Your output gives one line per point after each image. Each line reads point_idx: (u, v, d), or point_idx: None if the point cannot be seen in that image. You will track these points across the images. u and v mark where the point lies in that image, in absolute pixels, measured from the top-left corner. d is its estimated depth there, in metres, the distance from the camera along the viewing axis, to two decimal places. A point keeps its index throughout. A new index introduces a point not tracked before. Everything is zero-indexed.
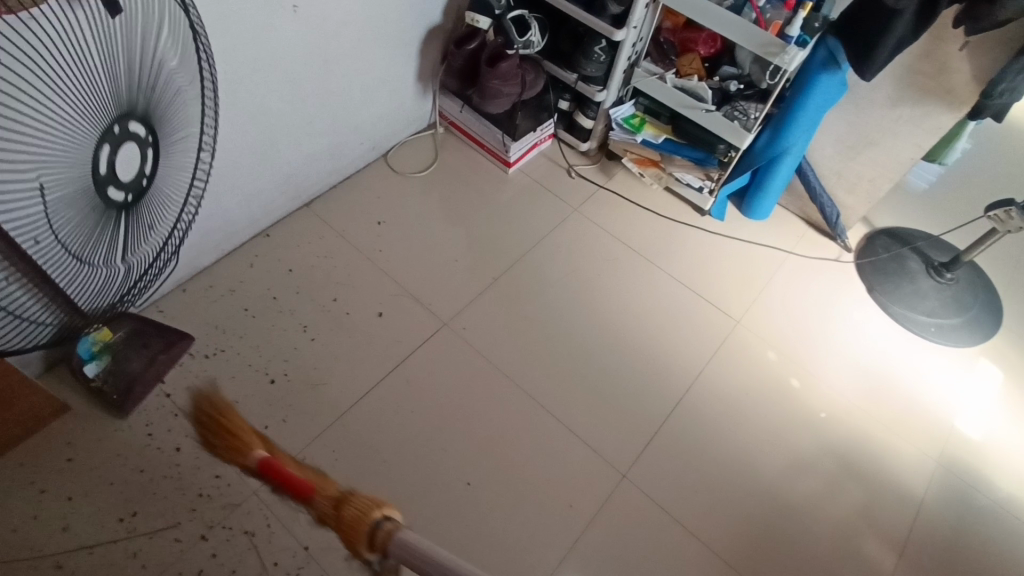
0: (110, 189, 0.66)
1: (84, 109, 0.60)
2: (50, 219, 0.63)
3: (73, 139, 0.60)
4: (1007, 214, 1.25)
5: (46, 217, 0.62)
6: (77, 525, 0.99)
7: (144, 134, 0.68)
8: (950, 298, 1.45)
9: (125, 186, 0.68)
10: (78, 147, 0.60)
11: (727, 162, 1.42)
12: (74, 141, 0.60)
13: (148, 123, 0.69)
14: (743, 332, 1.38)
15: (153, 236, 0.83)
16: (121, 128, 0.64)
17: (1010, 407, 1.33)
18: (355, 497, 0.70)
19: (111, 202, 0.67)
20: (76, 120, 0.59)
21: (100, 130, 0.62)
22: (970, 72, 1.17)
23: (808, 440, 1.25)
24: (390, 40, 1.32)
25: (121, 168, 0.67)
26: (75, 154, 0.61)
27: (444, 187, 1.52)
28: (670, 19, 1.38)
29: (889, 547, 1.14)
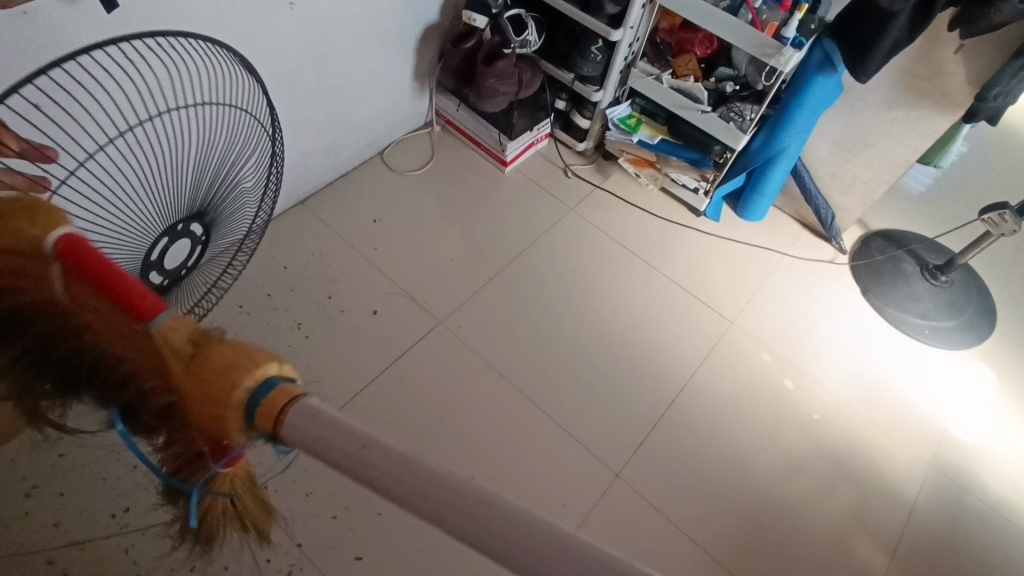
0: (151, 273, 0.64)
1: (153, 207, 0.62)
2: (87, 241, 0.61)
3: (136, 221, 0.61)
4: (1001, 217, 1.25)
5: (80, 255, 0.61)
6: (69, 521, 0.99)
7: (200, 234, 0.69)
8: (945, 300, 1.46)
9: (165, 270, 0.66)
10: (135, 243, 0.61)
11: (722, 163, 1.42)
12: (132, 232, 0.61)
13: (207, 224, 0.70)
14: (738, 333, 1.38)
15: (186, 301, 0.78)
16: (183, 226, 0.66)
17: (1003, 410, 1.33)
18: (223, 338, 0.46)
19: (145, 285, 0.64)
20: (142, 222, 0.61)
21: (162, 228, 0.63)
22: (965, 75, 1.17)
23: (801, 441, 1.25)
24: (387, 38, 1.31)
25: (168, 259, 0.67)
26: (138, 236, 0.61)
27: (440, 185, 1.52)
28: (667, 20, 1.38)
29: (881, 548, 1.14)
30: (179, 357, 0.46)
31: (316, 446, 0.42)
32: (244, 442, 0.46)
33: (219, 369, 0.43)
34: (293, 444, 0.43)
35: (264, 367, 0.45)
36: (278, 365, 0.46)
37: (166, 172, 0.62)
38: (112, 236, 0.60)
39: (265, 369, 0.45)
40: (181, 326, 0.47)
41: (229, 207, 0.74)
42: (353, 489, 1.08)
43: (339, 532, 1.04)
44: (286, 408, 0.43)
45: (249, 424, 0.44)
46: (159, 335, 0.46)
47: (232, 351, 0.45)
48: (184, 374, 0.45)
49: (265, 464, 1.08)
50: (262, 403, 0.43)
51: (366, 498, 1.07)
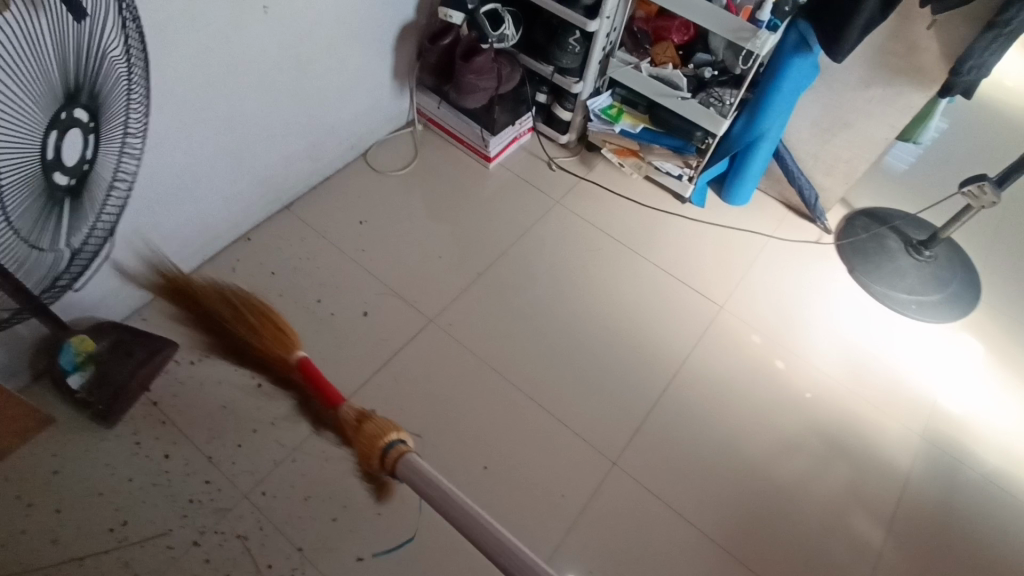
0: (54, 173, 0.78)
1: (32, 92, 0.70)
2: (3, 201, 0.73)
3: (31, 125, 0.72)
4: (981, 189, 1.27)
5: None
6: (66, 538, 0.98)
7: (86, 121, 0.79)
8: (929, 274, 1.47)
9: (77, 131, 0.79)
10: (30, 136, 0.72)
11: (705, 149, 1.42)
12: (28, 124, 0.71)
13: (92, 112, 0.80)
14: (728, 317, 1.39)
15: (85, 224, 0.90)
16: (66, 115, 0.75)
17: (990, 379, 1.35)
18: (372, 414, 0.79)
19: (54, 184, 0.79)
20: (31, 107, 0.71)
21: (49, 116, 0.73)
22: (939, 50, 1.18)
23: (794, 420, 1.26)
24: (364, 38, 1.31)
25: (66, 154, 0.78)
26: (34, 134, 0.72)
27: (426, 184, 1.51)
28: (643, 8, 1.39)
29: (877, 523, 1.16)
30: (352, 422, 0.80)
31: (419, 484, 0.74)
32: (376, 471, 0.79)
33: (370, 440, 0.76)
34: (404, 481, 0.76)
35: (390, 433, 0.77)
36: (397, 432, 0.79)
37: (30, 53, 0.70)
38: (7, 127, 0.69)
39: (390, 436, 0.77)
40: (352, 411, 0.81)
41: (103, 84, 0.82)
42: (352, 491, 1.08)
43: (340, 534, 1.04)
44: (397, 460, 0.76)
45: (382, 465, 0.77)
46: (345, 413, 0.81)
47: (378, 426, 0.78)
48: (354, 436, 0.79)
49: (262, 470, 1.08)
50: (387, 457, 0.76)
51: (364, 499, 1.08)
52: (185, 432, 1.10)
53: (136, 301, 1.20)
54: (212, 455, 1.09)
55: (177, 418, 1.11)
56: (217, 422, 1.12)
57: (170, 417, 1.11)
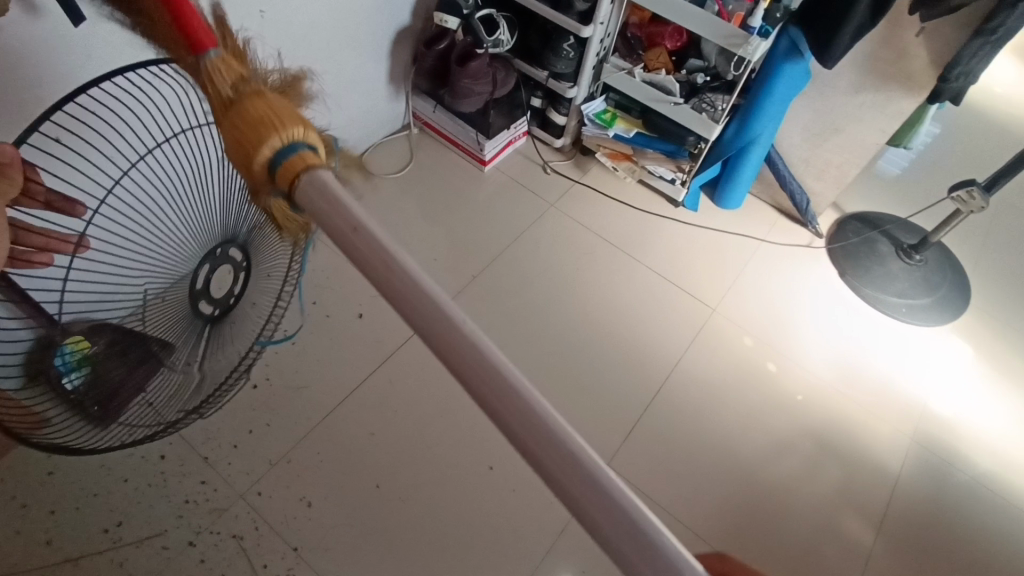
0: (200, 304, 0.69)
1: (188, 222, 0.69)
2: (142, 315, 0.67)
3: (179, 255, 0.69)
4: (969, 194, 1.28)
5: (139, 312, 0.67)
6: (61, 538, 0.99)
7: (241, 261, 0.72)
8: (919, 278, 1.49)
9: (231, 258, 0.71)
10: (171, 267, 0.69)
11: (697, 153, 1.44)
12: (173, 254, 0.69)
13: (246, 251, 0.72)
14: (720, 319, 1.40)
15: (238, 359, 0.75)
16: (221, 251, 0.70)
17: (980, 381, 1.37)
18: (256, 97, 0.55)
19: (200, 315, 0.69)
20: (178, 241, 0.68)
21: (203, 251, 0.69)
22: (928, 57, 1.20)
23: (785, 422, 1.27)
24: (360, 43, 1.32)
25: (214, 286, 0.71)
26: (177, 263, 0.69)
27: (421, 187, 1.52)
28: (637, 14, 1.40)
29: (868, 525, 1.17)
30: (225, 103, 0.56)
31: (320, 211, 0.53)
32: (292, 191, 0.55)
33: (247, 117, 0.54)
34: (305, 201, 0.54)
35: (274, 135, 0.54)
36: (304, 133, 0.56)
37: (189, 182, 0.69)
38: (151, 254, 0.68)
39: (272, 139, 0.54)
40: (226, 68, 0.56)
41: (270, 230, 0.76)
42: (346, 492, 1.09)
43: (335, 535, 1.04)
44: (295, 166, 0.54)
45: (269, 180, 0.55)
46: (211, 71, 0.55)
47: (263, 109, 0.55)
48: (222, 119, 0.56)
49: (258, 471, 1.09)
50: (283, 163, 0.54)
51: (359, 501, 1.08)
52: (181, 433, 1.11)
53: None
54: (208, 456, 1.09)
55: None
56: (212, 423, 1.12)
57: None
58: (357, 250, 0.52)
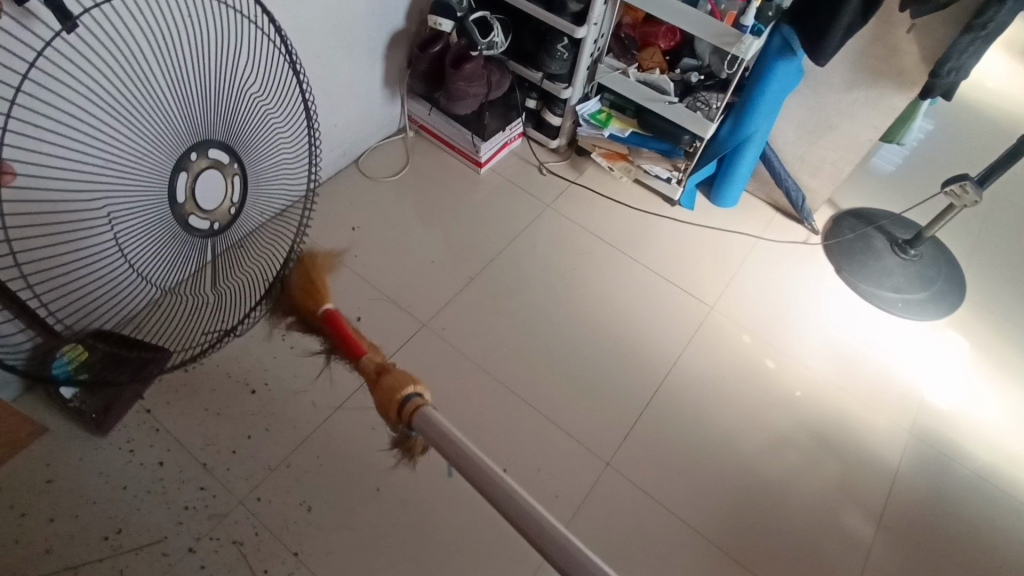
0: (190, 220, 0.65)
1: (158, 131, 0.61)
2: (120, 240, 0.63)
3: (153, 168, 0.61)
4: (963, 188, 1.29)
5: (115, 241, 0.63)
6: (60, 547, 0.98)
7: (227, 161, 0.67)
8: (915, 273, 1.50)
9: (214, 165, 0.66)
10: (150, 180, 0.61)
11: (692, 152, 1.44)
12: (145, 166, 0.61)
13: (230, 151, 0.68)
14: (718, 316, 1.41)
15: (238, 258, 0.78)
16: (200, 156, 0.64)
17: (977, 374, 1.38)
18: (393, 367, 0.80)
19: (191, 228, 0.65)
20: (152, 146, 0.61)
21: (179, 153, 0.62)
22: (919, 53, 1.21)
23: (784, 417, 1.28)
24: (354, 46, 1.32)
25: (203, 198, 0.65)
26: (153, 179, 0.61)
27: (418, 189, 1.53)
28: (630, 15, 1.41)
29: (868, 519, 1.17)
30: (370, 375, 0.81)
31: (428, 435, 0.75)
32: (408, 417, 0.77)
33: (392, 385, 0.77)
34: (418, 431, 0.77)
35: (407, 388, 0.77)
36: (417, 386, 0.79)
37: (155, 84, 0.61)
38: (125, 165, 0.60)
39: (407, 389, 0.77)
40: (377, 357, 0.84)
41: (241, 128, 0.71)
42: (347, 495, 1.08)
43: (337, 538, 1.04)
44: (414, 412, 0.77)
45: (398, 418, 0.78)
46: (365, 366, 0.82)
47: (401, 377, 0.78)
48: (373, 391, 0.79)
49: (257, 476, 1.08)
50: (408, 405, 0.77)
51: (360, 504, 1.08)
52: (180, 439, 1.10)
53: None
54: (207, 462, 1.09)
55: (172, 425, 1.12)
56: (211, 429, 1.12)
57: (164, 424, 1.11)
58: (450, 451, 0.73)
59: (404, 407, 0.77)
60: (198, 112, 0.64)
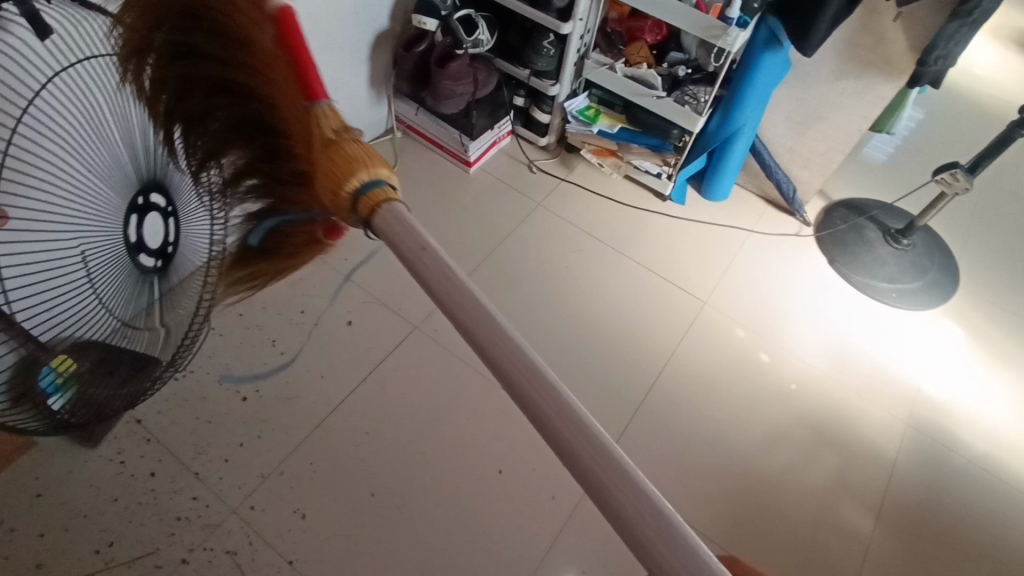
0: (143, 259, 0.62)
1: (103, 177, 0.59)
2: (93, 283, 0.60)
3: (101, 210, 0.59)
4: (953, 176, 1.28)
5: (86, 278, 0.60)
6: (51, 561, 0.97)
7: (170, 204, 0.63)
8: (908, 262, 1.50)
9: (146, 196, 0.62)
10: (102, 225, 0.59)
11: (682, 146, 1.43)
12: (98, 210, 0.59)
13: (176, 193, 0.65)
14: (712, 311, 1.40)
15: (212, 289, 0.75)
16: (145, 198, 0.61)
17: (972, 362, 1.37)
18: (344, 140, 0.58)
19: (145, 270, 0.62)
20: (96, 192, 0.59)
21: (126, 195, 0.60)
22: (906, 42, 1.20)
23: (780, 410, 1.27)
24: (338, 47, 1.31)
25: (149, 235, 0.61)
26: (108, 228, 0.59)
27: (407, 190, 1.51)
28: (616, 9, 1.39)
29: (866, 511, 1.16)
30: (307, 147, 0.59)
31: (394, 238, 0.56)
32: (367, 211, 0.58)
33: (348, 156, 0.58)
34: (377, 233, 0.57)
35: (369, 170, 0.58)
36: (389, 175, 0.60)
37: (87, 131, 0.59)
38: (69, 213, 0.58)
39: (380, 173, 0.58)
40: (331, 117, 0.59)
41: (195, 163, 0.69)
42: (342, 501, 1.07)
43: (332, 545, 1.03)
44: (379, 203, 0.57)
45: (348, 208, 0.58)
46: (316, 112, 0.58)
47: (360, 150, 0.59)
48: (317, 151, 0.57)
49: (250, 484, 1.07)
50: (367, 196, 0.57)
51: (355, 510, 1.07)
52: (171, 449, 1.09)
53: None
54: (199, 471, 1.07)
55: (162, 435, 1.10)
56: (202, 437, 1.11)
57: (155, 434, 1.10)
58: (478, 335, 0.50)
59: (366, 194, 0.57)
60: (135, 158, 0.61)
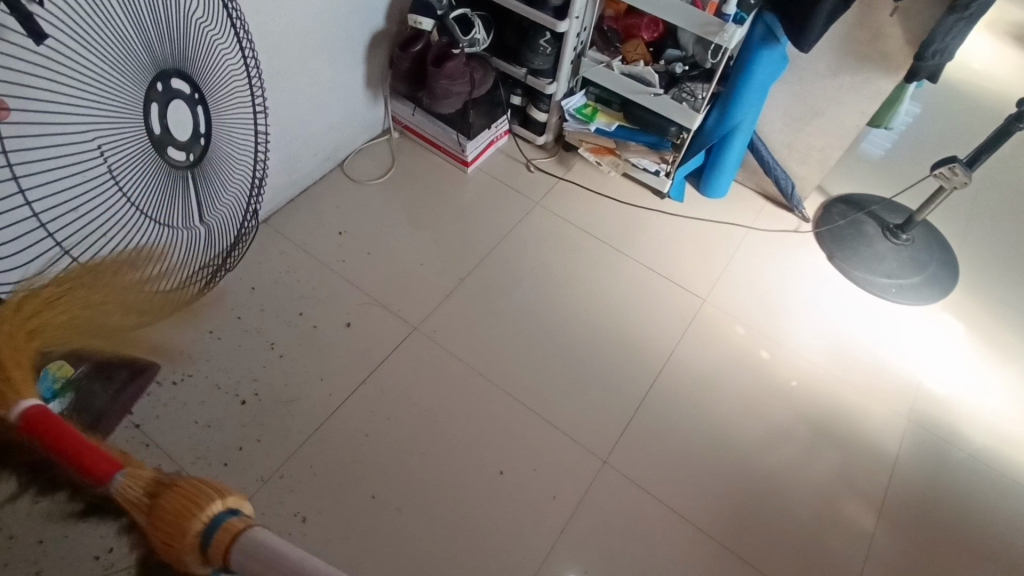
0: (167, 149, 0.67)
1: (122, 62, 0.60)
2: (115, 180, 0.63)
3: (124, 101, 0.61)
4: (952, 171, 1.28)
5: (110, 173, 0.62)
6: (49, 569, 0.93)
7: (189, 92, 0.69)
8: (907, 257, 1.49)
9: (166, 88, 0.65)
10: (127, 109, 0.61)
11: (680, 144, 1.43)
12: (119, 94, 0.61)
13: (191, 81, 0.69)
14: (712, 308, 1.40)
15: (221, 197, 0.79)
16: (163, 86, 0.65)
17: (972, 357, 1.37)
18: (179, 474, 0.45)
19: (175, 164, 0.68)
20: (121, 78, 0.61)
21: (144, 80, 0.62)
22: (903, 37, 1.20)
23: (781, 408, 1.27)
24: (334, 47, 1.30)
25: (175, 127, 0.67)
26: (129, 114, 0.62)
27: (404, 191, 1.51)
28: (612, 7, 1.40)
29: (868, 508, 1.16)
30: (141, 505, 0.45)
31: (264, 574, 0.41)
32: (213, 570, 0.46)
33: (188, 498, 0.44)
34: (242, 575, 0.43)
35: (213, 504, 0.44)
36: (224, 497, 0.45)
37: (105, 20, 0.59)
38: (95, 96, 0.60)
39: (212, 507, 0.44)
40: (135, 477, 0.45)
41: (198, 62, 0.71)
42: (342, 505, 1.07)
43: (333, 549, 1.03)
44: (229, 545, 0.43)
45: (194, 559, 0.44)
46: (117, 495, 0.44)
47: (182, 496, 0.44)
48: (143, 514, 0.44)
49: (250, 488, 1.07)
50: (211, 545, 0.43)
51: (356, 513, 1.06)
52: (170, 454, 1.08)
53: None
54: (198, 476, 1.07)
55: (161, 439, 1.09)
56: (201, 441, 1.10)
57: (153, 439, 1.09)
58: None
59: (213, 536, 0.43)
60: (153, 31, 0.63)
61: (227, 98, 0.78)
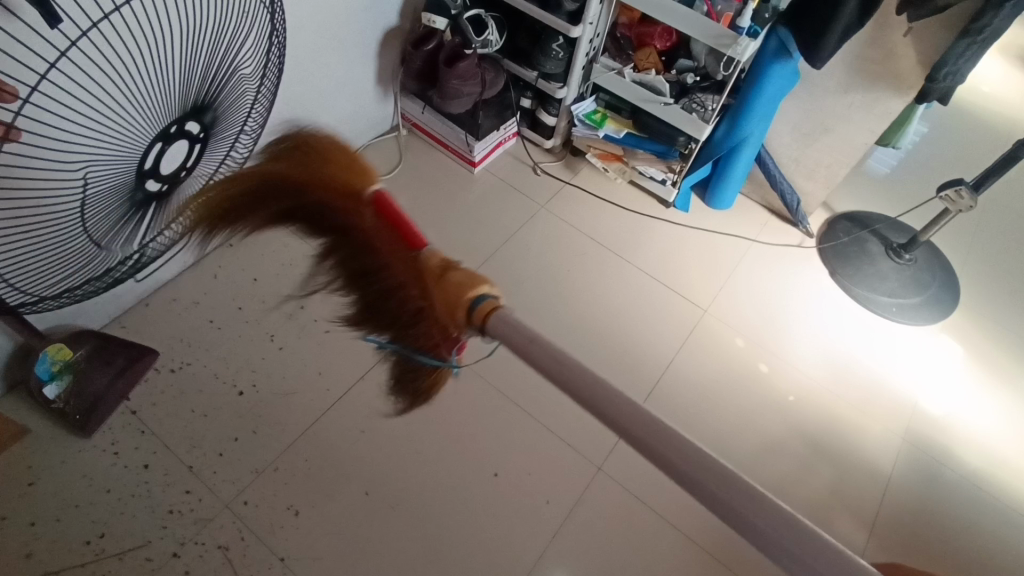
0: (147, 182, 0.68)
1: (151, 114, 0.62)
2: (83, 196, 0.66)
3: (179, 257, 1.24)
4: (958, 193, 1.28)
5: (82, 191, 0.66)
6: (41, 551, 0.96)
7: (198, 133, 0.69)
8: (909, 277, 1.50)
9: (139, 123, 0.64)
10: (133, 145, 0.63)
11: (688, 154, 1.43)
12: (126, 138, 0.62)
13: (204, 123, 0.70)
14: (712, 320, 1.40)
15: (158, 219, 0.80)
16: (178, 128, 0.66)
17: (971, 379, 1.37)
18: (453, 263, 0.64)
19: (143, 192, 0.69)
20: (143, 120, 0.61)
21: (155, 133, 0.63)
22: (915, 58, 1.20)
23: (777, 422, 1.27)
24: (346, 42, 1.30)
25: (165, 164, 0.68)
26: (127, 149, 0.63)
27: (409, 188, 1.51)
28: (626, 14, 1.39)
29: (860, 525, 1.16)
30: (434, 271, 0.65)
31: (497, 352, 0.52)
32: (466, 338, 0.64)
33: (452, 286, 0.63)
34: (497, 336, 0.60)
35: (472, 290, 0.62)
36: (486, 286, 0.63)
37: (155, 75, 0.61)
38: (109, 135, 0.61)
39: (480, 288, 0.62)
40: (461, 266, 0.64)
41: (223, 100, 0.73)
42: (335, 500, 1.07)
43: (324, 544, 1.03)
44: (489, 314, 0.61)
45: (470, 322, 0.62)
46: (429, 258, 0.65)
47: (463, 274, 0.63)
48: (433, 288, 0.62)
49: (243, 479, 1.07)
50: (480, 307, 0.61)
51: (348, 509, 1.06)
52: (165, 442, 1.08)
53: (114, 308, 1.19)
54: (193, 465, 1.07)
55: (157, 427, 1.10)
56: (197, 430, 1.10)
57: (149, 426, 1.09)
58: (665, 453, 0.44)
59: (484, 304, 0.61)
60: (196, 81, 0.66)
61: (225, 132, 0.79)
